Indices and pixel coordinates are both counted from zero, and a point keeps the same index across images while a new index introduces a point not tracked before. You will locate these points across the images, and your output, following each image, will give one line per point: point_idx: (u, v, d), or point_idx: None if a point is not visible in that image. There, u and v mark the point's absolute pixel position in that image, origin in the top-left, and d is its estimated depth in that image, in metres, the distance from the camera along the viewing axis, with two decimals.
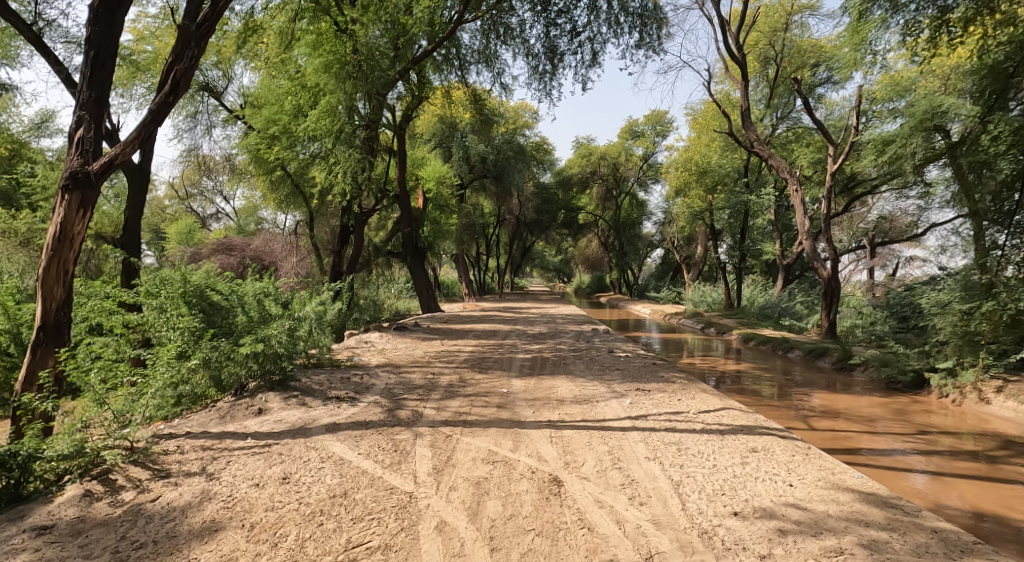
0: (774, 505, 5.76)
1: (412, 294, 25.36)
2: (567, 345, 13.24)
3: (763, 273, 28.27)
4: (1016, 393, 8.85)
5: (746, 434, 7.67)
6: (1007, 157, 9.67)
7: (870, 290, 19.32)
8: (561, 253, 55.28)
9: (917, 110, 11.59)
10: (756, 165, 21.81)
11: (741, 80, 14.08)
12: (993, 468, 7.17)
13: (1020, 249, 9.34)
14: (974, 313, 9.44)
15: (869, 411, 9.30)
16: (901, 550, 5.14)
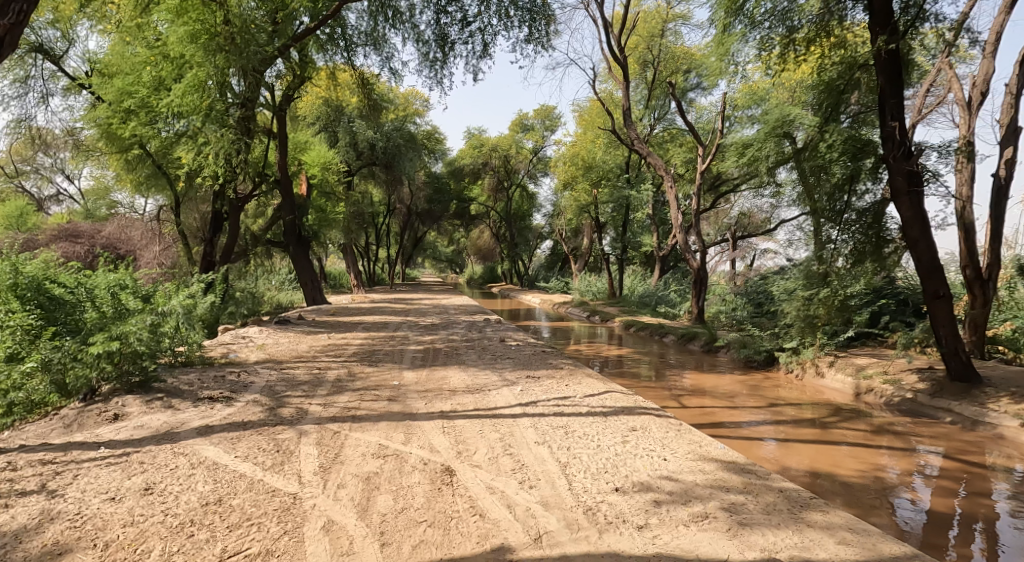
0: (650, 479, 6.24)
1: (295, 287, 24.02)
2: (460, 335, 13.28)
3: (642, 264, 30.15)
4: (843, 368, 10.36)
5: (626, 414, 8.22)
6: (838, 162, 10.94)
7: (732, 279, 21.37)
8: (454, 243, 55.43)
9: (771, 118, 13.04)
10: (637, 162, 23.21)
11: (622, 80, 14.34)
12: (825, 433, 8.30)
13: (847, 243, 10.59)
14: (814, 299, 10.95)
15: (730, 388, 10.36)
16: (755, 509, 5.73)
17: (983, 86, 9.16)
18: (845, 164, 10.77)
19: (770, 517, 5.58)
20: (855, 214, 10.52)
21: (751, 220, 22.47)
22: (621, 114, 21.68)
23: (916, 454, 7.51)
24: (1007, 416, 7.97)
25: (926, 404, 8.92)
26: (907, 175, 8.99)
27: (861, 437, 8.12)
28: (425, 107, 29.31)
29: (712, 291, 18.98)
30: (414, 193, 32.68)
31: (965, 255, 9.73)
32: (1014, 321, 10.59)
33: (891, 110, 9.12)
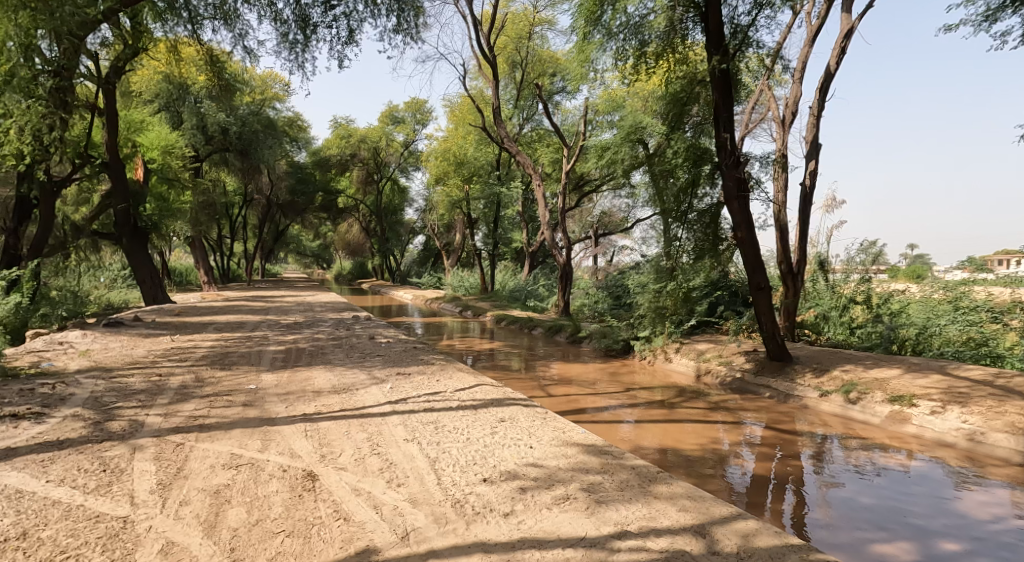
0: (517, 467, 6.43)
1: (132, 284, 21.53)
2: (325, 333, 12.72)
3: (512, 260, 30.85)
4: (688, 353, 11.51)
5: (495, 406, 8.43)
6: (683, 167, 11.46)
7: (595, 274, 22.64)
8: (321, 237, 52.94)
9: (626, 125, 14.09)
10: (507, 160, 23.75)
11: (492, 80, 14.55)
12: (673, 412, 9.11)
13: (690, 241, 11.44)
14: (663, 291, 11.97)
15: (592, 375, 11.02)
16: (610, 486, 6.04)
17: (794, 107, 10.56)
18: (689, 168, 11.31)
19: (623, 493, 5.88)
20: (698, 214, 11.32)
21: (610, 219, 23.88)
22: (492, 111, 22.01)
23: (744, 426, 8.46)
24: (811, 389, 9.31)
25: (751, 382, 10.13)
26: (736, 181, 10.11)
27: (702, 415, 9.01)
28: (286, 92, 27.50)
29: (577, 285, 19.97)
30: (275, 183, 30.73)
31: (781, 252, 11.19)
32: (816, 309, 12.37)
33: (723, 124, 10.19)
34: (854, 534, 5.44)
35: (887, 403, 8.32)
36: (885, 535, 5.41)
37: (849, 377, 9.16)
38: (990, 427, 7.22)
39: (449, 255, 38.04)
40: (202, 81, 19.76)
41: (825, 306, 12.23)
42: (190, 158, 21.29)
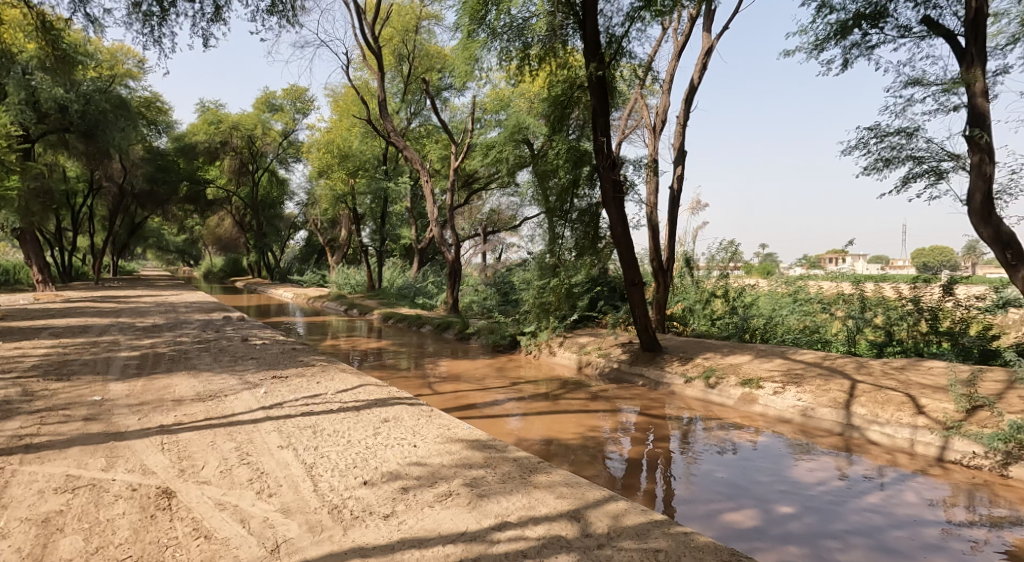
0: (400, 467, 6.26)
1: None
2: (191, 336, 11.72)
3: (401, 257, 29.99)
4: (570, 346, 12.06)
5: (379, 406, 8.26)
6: (563, 168, 11.92)
7: (484, 270, 22.88)
8: (187, 231, 48.72)
9: (511, 122, 14.42)
10: (394, 155, 23.27)
11: (377, 71, 14.06)
12: (556, 404, 9.52)
13: (571, 240, 12.00)
14: (547, 287, 12.44)
15: (480, 371, 11.22)
16: (492, 479, 6.00)
17: (662, 116, 11.37)
18: (569, 170, 11.80)
19: (504, 485, 5.88)
20: (579, 212, 11.83)
21: (500, 217, 24.23)
22: (376, 103, 21.41)
23: (621, 413, 9.00)
24: (677, 375, 10.11)
25: (626, 371, 10.82)
26: (612, 183, 10.65)
27: (583, 405, 9.49)
28: (138, 68, 24.69)
29: (466, 282, 20.05)
30: (129, 171, 27.81)
31: (652, 250, 11.98)
32: (682, 302, 13.54)
33: (600, 128, 10.66)
34: (708, 506, 5.91)
35: (739, 386, 9.27)
36: (734, 505, 5.94)
37: (710, 364, 10.12)
38: (818, 403, 8.33)
39: (334, 251, 36.62)
40: (30, 48, 16.94)
41: (690, 300, 13.42)
42: (20, 138, 18.68)
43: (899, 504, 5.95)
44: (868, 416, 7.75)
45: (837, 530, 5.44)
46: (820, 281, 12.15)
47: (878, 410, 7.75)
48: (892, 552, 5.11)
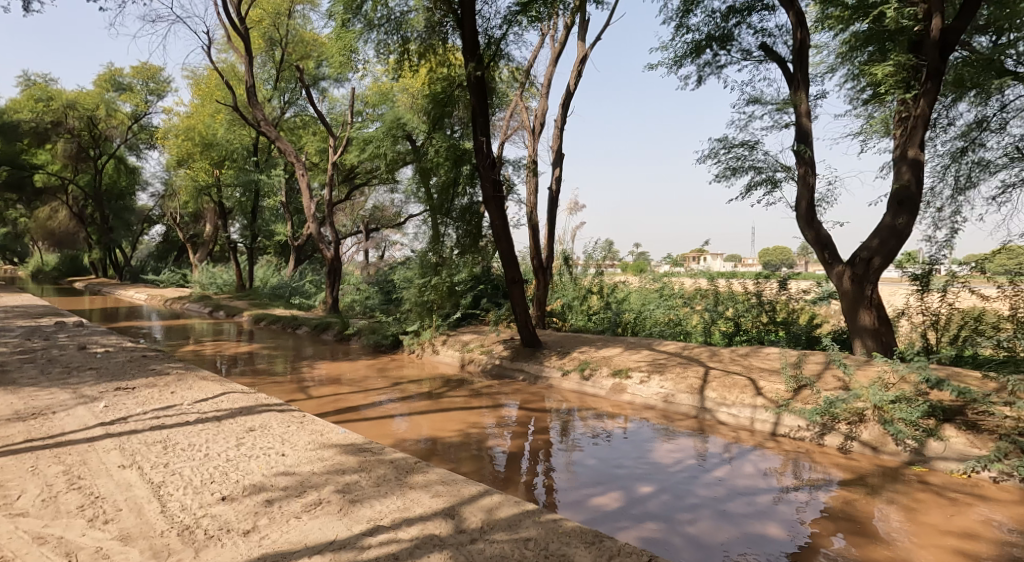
0: (264, 478, 5.44)
1: None
2: (13, 345, 10.15)
3: (276, 255, 27.99)
4: (453, 344, 12.09)
5: (244, 414, 7.52)
6: (443, 166, 11.96)
7: (366, 269, 22.23)
8: (10, 225, 42.36)
9: (389, 117, 13.77)
10: (266, 146, 21.53)
11: (245, 54, 12.93)
12: (438, 402, 9.25)
13: (454, 237, 11.99)
14: (427, 285, 12.44)
15: (360, 372, 10.84)
16: (367, 484, 5.29)
17: (542, 118, 11.75)
18: (448, 169, 11.86)
19: (379, 488, 5.21)
20: (460, 211, 11.81)
21: (383, 214, 23.61)
22: (245, 89, 19.99)
23: (503, 408, 8.91)
24: (555, 369, 10.48)
25: (507, 366, 11.01)
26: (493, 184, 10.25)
27: (465, 401, 9.35)
28: None
29: (348, 281, 19.35)
30: None
31: (533, 250, 12.35)
32: (562, 298, 14.10)
33: (482, 129, 10.14)
34: (578, 492, 5.81)
35: (610, 377, 9.76)
36: (602, 489, 5.88)
37: (584, 357, 10.57)
38: (677, 389, 8.95)
39: (197, 249, 33.44)
40: None
41: (569, 296, 14.00)
42: None
43: (739, 475, 6.28)
44: (717, 399, 8.44)
45: (690, 504, 5.55)
46: (683, 276, 13.35)
47: (725, 393, 8.46)
48: (733, 519, 5.24)
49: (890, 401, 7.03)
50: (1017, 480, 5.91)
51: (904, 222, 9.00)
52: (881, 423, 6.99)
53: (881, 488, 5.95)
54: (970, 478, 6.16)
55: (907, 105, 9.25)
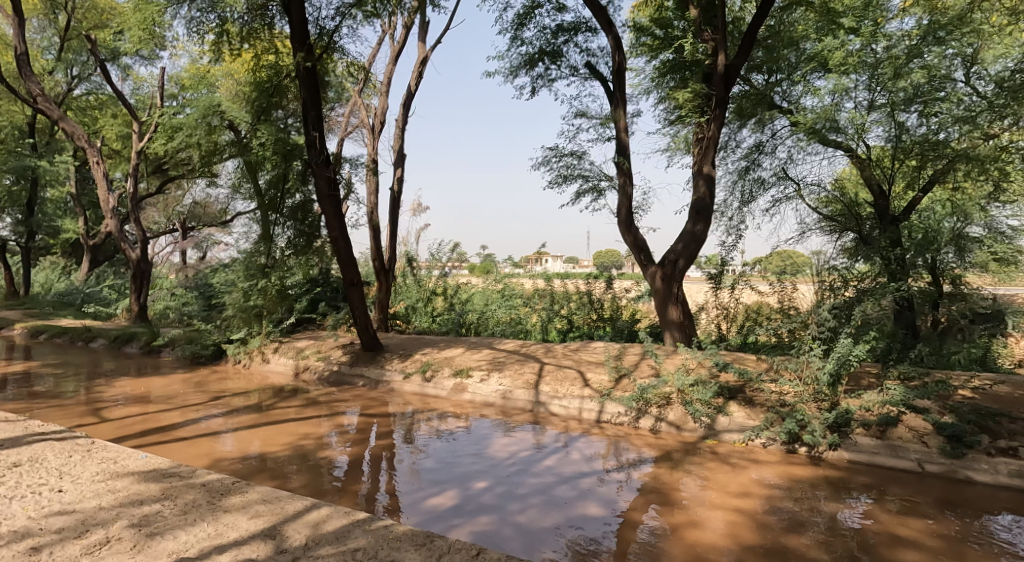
0: (32, 522, 4.34)
1: None
2: None
3: (66, 255, 24.16)
4: (285, 352, 11.37)
5: (8, 447, 6.01)
6: (270, 160, 10.87)
7: (181, 272, 20.00)
8: None
9: (201, 102, 12.31)
10: (47, 126, 18.91)
11: (15, 15, 11.22)
12: (267, 415, 8.43)
13: (285, 234, 11.00)
14: (252, 290, 11.38)
15: (172, 388, 9.67)
16: (170, 514, 4.46)
17: (382, 117, 11.49)
18: (275, 163, 10.83)
19: (186, 516, 4.43)
20: (288, 211, 10.82)
21: (205, 211, 21.37)
22: (15, 57, 16.92)
23: (344, 415, 8.48)
24: (396, 372, 10.28)
25: (346, 373, 10.55)
26: (328, 181, 9.73)
27: (298, 411, 8.69)
28: None
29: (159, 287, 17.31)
30: None
31: (375, 251, 12.01)
32: (405, 300, 14.00)
33: (313, 123, 9.53)
34: (415, 495, 5.74)
35: (451, 377, 9.84)
36: (439, 489, 5.88)
37: (426, 359, 10.50)
38: (515, 385, 9.28)
39: None
40: None
41: (412, 298, 13.93)
42: None
43: (568, 462, 6.67)
44: (550, 393, 8.91)
45: (521, 494, 5.78)
46: (523, 277, 13.96)
47: (558, 387, 8.96)
48: (558, 504, 5.55)
49: (690, 384, 7.93)
50: (780, 443, 7.04)
51: (701, 228, 10.24)
52: (683, 405, 7.90)
53: (682, 461, 6.71)
54: (748, 445, 7.21)
55: (703, 127, 10.54)
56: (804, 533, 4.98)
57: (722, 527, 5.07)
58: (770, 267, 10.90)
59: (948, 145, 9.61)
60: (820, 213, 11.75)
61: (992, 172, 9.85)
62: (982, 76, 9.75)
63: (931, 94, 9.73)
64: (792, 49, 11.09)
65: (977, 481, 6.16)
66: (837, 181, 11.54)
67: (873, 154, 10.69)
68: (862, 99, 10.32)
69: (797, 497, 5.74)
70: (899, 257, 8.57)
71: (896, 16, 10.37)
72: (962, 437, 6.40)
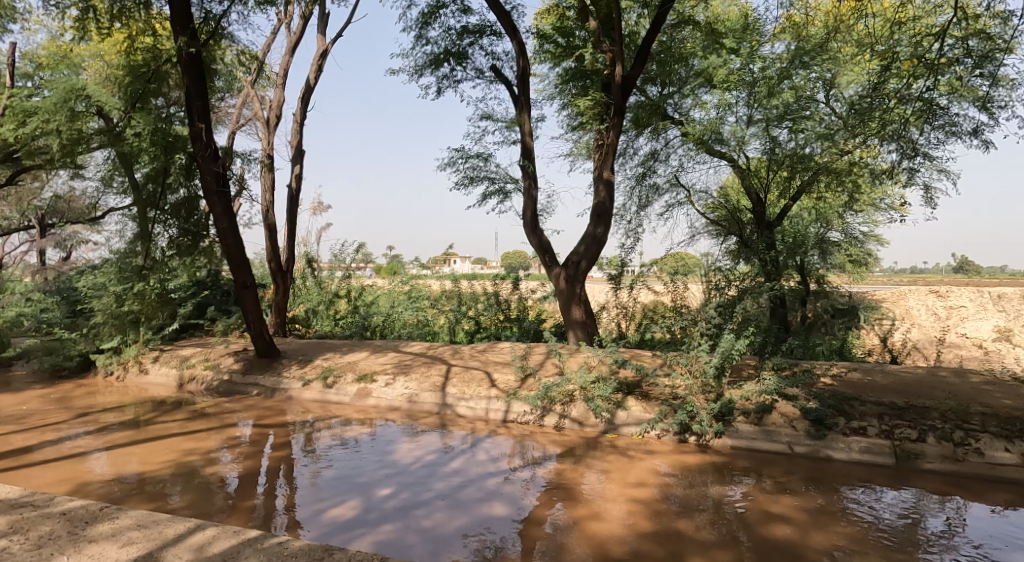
0: None
1: None
2: None
3: None
4: (166, 361, 10.54)
5: None
6: (149, 153, 9.86)
7: (41, 274, 17.95)
8: None
9: (63, 83, 10.96)
10: None
11: None
12: (144, 431, 7.71)
13: (167, 233, 9.93)
14: (127, 294, 10.38)
15: (29, 407, 8.62)
16: (20, 550, 3.93)
17: (278, 111, 10.88)
18: (155, 155, 9.80)
19: (39, 551, 3.92)
20: (171, 207, 9.84)
21: (70, 205, 19.30)
22: None
23: (234, 427, 7.93)
24: (295, 379, 9.75)
25: (237, 382, 9.89)
26: (216, 176, 9.05)
27: (181, 424, 8.03)
28: None
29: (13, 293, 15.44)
30: None
31: (271, 251, 11.37)
32: (305, 304, 13.39)
33: (198, 113, 8.82)
34: (314, 507, 5.44)
35: (355, 382, 9.48)
36: (340, 499, 5.61)
37: (328, 364, 10.06)
38: (421, 388, 9.09)
39: None
40: None
41: (313, 301, 13.33)
42: None
43: (474, 463, 6.60)
44: (457, 394, 8.81)
45: (426, 499, 5.64)
46: (430, 280, 13.80)
47: (464, 388, 8.89)
48: (464, 506, 5.46)
49: (591, 381, 8.13)
50: (673, 434, 7.38)
51: (602, 231, 10.53)
52: (585, 401, 8.06)
53: (584, 456, 6.85)
54: (645, 438, 7.50)
55: (602, 134, 10.98)
56: (695, 517, 5.22)
57: (622, 517, 5.21)
58: (665, 268, 11.41)
59: (813, 159, 10.67)
60: (707, 218, 12.49)
61: (847, 184, 11.00)
62: (837, 98, 11.03)
63: (799, 112, 10.79)
64: (682, 64, 11.68)
65: (836, 458, 6.75)
66: (722, 188, 12.38)
67: (752, 165, 11.58)
68: (742, 114, 11.21)
69: (690, 483, 6.02)
70: (776, 261, 9.73)
71: (768, 40, 11.25)
72: (823, 420, 7.00)
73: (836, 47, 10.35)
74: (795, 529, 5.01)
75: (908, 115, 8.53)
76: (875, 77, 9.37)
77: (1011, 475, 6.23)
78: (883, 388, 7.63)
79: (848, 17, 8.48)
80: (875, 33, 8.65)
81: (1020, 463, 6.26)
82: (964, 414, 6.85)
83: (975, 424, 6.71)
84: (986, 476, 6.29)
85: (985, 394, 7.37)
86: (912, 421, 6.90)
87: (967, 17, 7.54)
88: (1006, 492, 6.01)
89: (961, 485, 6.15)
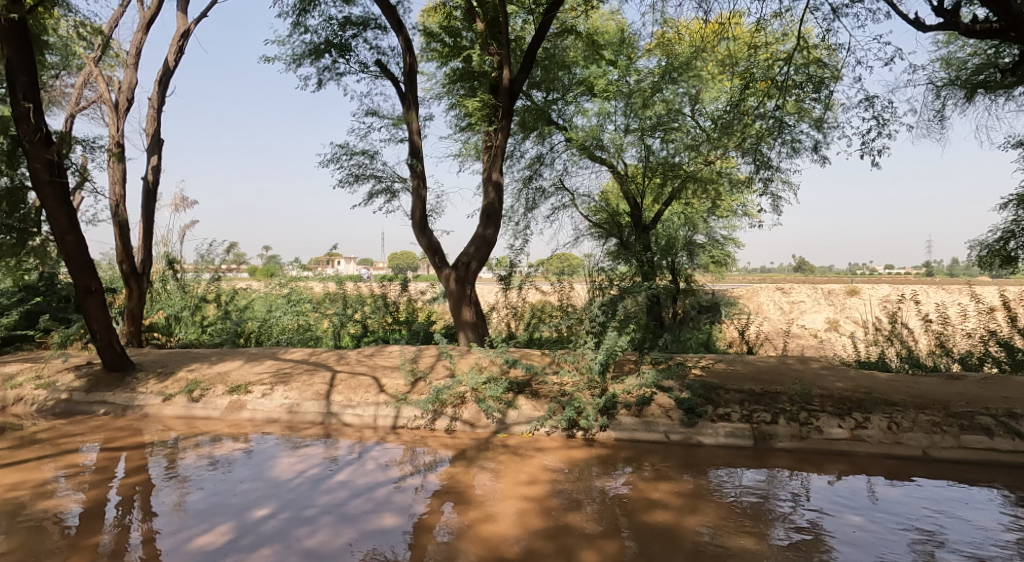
0: None
1: None
2: None
3: None
4: None
5: None
6: None
7: None
8: None
9: None
10: None
11: None
12: None
13: None
14: None
15: None
16: None
17: (128, 94, 9.71)
18: None
19: None
20: None
21: None
22: None
23: (75, 453, 6.89)
24: (153, 395, 8.70)
25: (81, 401, 8.67)
26: (47, 164, 7.89)
27: (6, 454, 6.85)
28: None
29: None
30: None
31: (122, 252, 10.14)
32: (165, 309, 12.07)
33: (22, 90, 7.64)
34: (177, 537, 4.80)
35: (226, 395, 8.63)
36: (207, 525, 5.00)
37: (194, 376, 9.07)
38: (302, 398, 8.45)
39: None
40: None
41: (175, 306, 12.03)
42: None
43: (360, 474, 6.20)
44: (343, 402, 8.30)
45: (308, 516, 5.19)
46: (312, 282, 12.86)
47: (351, 395, 8.39)
48: (350, 519, 5.09)
49: (482, 382, 8.00)
50: (561, 430, 7.42)
51: (492, 232, 10.44)
52: (476, 403, 7.91)
53: (476, 458, 6.68)
54: (534, 435, 7.46)
55: (491, 136, 10.81)
56: (585, 509, 5.23)
57: (512, 517, 5.08)
58: (550, 269, 11.54)
59: (681, 168, 11.30)
60: (589, 221, 12.79)
61: (711, 192, 12.01)
62: (701, 114, 11.68)
63: (669, 123, 11.29)
64: (564, 72, 11.92)
65: (705, 443, 7.10)
66: (603, 192, 12.78)
67: (630, 171, 12.05)
68: (620, 123, 11.61)
69: (577, 477, 6.04)
70: (650, 261, 10.37)
71: (643, 54, 11.78)
72: (695, 409, 7.36)
73: (700, 65, 11.00)
74: (674, 513, 5.14)
75: (760, 131, 9.14)
76: (735, 94, 10.09)
77: (843, 447, 6.84)
78: (742, 376, 8.18)
79: (710, 39, 8.99)
80: (734, 54, 9.27)
81: (849, 436, 6.90)
82: (806, 397, 7.45)
83: (815, 405, 7.32)
84: (825, 450, 6.86)
85: (823, 378, 8.09)
86: (767, 405, 7.40)
87: (807, 46, 8.25)
88: (839, 462, 6.59)
89: (805, 460, 6.66)
